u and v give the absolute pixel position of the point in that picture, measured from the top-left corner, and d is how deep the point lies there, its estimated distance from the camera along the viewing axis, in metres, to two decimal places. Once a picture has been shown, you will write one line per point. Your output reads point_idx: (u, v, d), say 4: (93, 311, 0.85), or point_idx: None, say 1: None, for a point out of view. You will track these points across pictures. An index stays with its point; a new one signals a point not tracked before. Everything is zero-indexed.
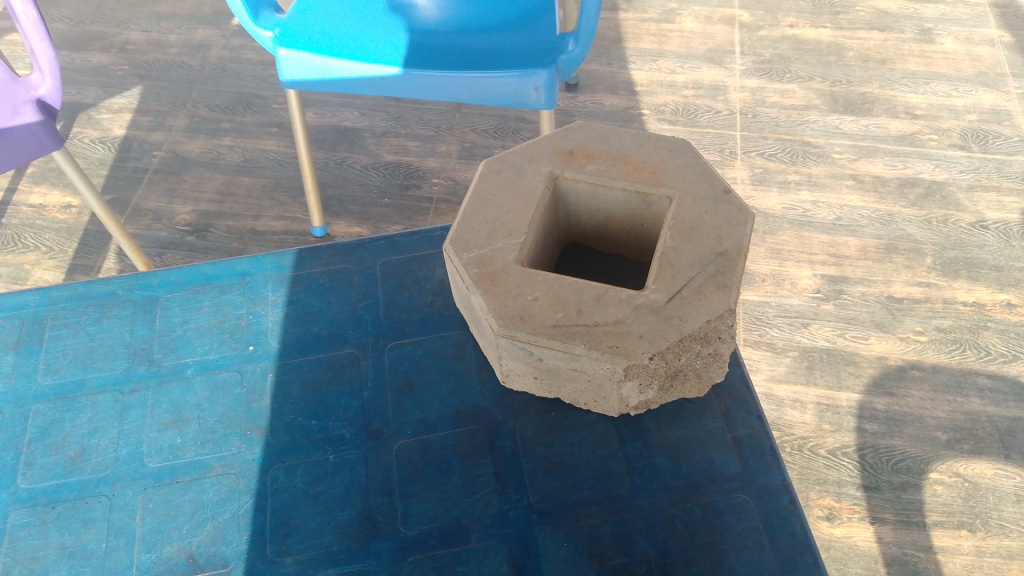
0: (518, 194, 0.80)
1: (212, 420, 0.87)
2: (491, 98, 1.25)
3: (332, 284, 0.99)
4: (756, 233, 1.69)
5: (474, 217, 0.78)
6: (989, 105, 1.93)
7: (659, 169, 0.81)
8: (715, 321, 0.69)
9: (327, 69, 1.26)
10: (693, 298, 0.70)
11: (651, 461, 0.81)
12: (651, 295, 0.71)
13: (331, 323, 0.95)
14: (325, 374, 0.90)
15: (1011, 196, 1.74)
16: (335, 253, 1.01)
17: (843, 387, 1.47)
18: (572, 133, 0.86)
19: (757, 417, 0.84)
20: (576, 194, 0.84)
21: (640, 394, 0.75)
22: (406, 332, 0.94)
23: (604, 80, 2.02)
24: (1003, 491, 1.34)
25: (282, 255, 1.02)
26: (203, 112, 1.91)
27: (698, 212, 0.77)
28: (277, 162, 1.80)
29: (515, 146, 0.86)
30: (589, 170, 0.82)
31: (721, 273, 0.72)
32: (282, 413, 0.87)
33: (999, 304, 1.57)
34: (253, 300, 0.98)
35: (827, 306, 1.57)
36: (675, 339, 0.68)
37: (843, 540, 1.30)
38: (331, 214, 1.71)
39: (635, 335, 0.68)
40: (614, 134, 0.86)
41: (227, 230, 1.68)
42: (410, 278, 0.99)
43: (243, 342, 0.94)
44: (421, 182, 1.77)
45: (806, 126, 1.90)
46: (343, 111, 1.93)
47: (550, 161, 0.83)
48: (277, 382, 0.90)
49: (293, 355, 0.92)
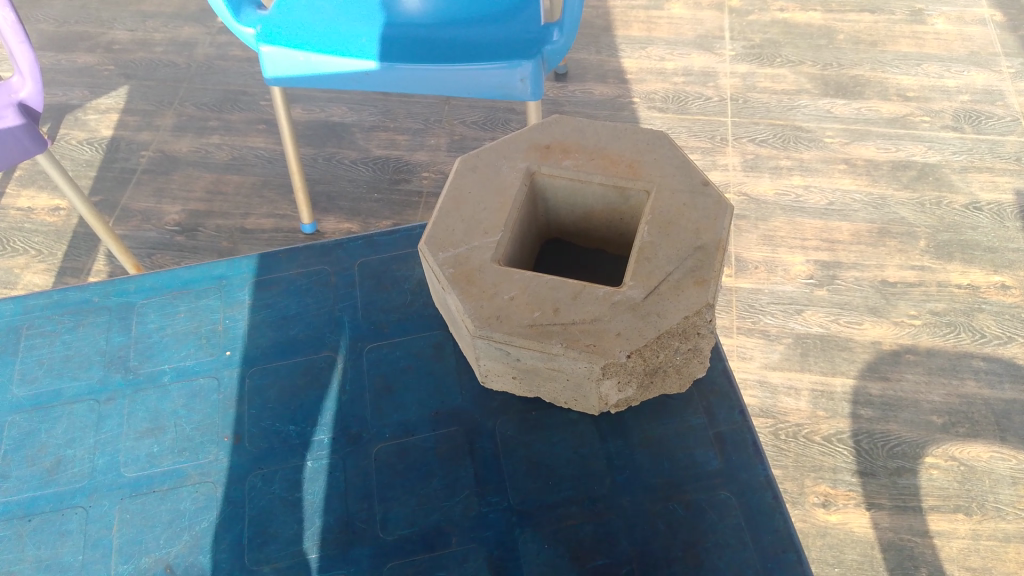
0: (494, 192, 0.79)
1: (189, 428, 0.87)
2: (476, 91, 1.25)
3: (311, 286, 0.98)
4: (748, 220, 1.69)
5: (450, 216, 0.77)
6: (982, 85, 1.92)
7: (636, 163, 0.80)
8: (693, 317, 0.69)
9: (311, 65, 1.26)
10: (671, 293, 0.70)
11: (632, 459, 0.81)
12: (628, 292, 0.70)
13: (308, 327, 0.94)
14: (302, 378, 0.90)
15: (1005, 176, 1.75)
16: (313, 254, 1.01)
17: (838, 372, 1.49)
18: (549, 127, 0.85)
19: (739, 412, 0.83)
20: (553, 189, 0.83)
21: (619, 394, 0.74)
22: (385, 333, 0.93)
23: (593, 69, 2.01)
24: (999, 473, 1.37)
25: (258, 257, 1.01)
26: (191, 111, 1.90)
27: (676, 205, 0.76)
28: (265, 159, 1.80)
29: (491, 142, 0.84)
30: (565, 165, 0.81)
31: (699, 267, 0.71)
32: (260, 419, 0.87)
33: (993, 286, 1.59)
34: (230, 304, 0.97)
35: (820, 292, 1.59)
36: (653, 336, 0.67)
37: (839, 526, 1.33)
38: (321, 211, 1.71)
39: (612, 333, 0.68)
40: (591, 128, 0.85)
41: (217, 229, 1.68)
42: (389, 278, 0.98)
43: (221, 347, 0.93)
44: (411, 176, 1.77)
45: (797, 110, 1.89)
46: (331, 106, 1.92)
47: (527, 157, 0.82)
48: (254, 388, 0.89)
49: (272, 358, 0.92)
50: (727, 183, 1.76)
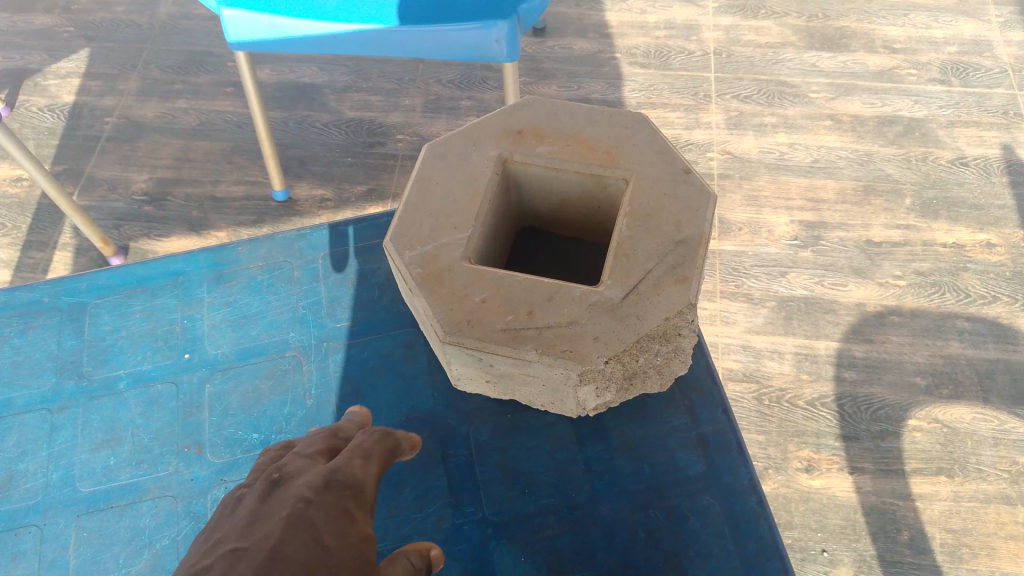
0: (464, 182, 0.75)
1: (147, 438, 0.92)
2: (449, 53, 1.21)
3: (271, 281, 1.03)
4: (732, 180, 1.66)
5: (417, 209, 0.74)
6: (970, 36, 1.87)
7: (614, 148, 0.77)
8: (675, 317, 0.66)
9: (276, 28, 1.21)
10: (651, 293, 0.67)
11: (612, 464, 0.87)
12: (606, 291, 0.67)
13: (269, 327, 0.99)
14: (267, 381, 0.94)
15: (992, 131, 1.72)
16: (274, 249, 1.05)
17: (822, 335, 1.47)
18: (523, 109, 0.81)
19: (723, 413, 0.89)
20: (528, 177, 0.80)
21: (597, 400, 0.72)
22: (352, 333, 0.97)
23: (572, 23, 1.94)
24: (981, 434, 1.37)
25: (214, 254, 1.05)
26: (156, 74, 1.83)
27: (657, 195, 0.73)
28: (234, 124, 1.74)
29: (460, 127, 0.80)
30: (540, 152, 0.77)
31: (681, 263, 0.68)
32: (220, 427, 0.92)
33: (979, 244, 1.57)
34: (187, 305, 1.02)
35: (804, 254, 1.56)
36: (632, 339, 0.65)
37: (821, 492, 1.33)
38: (293, 177, 1.66)
39: (589, 337, 0.65)
40: (567, 110, 0.81)
41: (186, 197, 1.63)
42: (355, 272, 1.02)
43: (180, 350, 0.99)
44: (385, 138, 1.72)
45: (782, 65, 1.84)
46: (301, 66, 1.85)
47: (498, 143, 0.78)
48: (213, 394, 0.94)
49: (232, 362, 0.97)
50: (710, 141, 1.72)
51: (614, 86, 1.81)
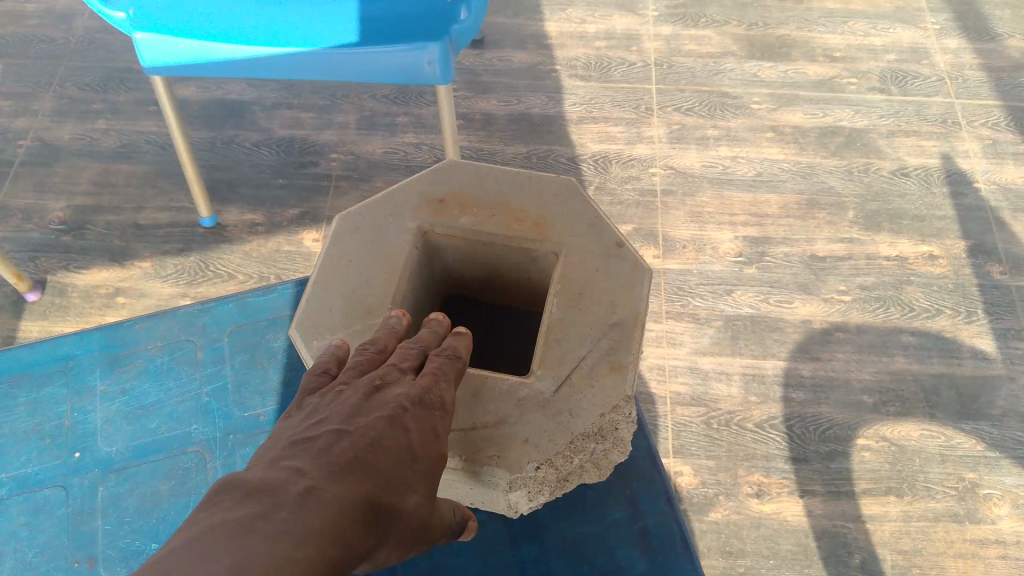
0: (379, 259, 0.74)
1: (32, 554, 0.88)
2: (380, 76, 1.14)
3: (171, 364, 1.01)
4: (675, 196, 1.63)
5: (328, 291, 0.72)
6: (907, 43, 1.88)
7: (543, 219, 0.77)
8: (609, 413, 0.66)
9: (193, 52, 1.12)
10: (584, 385, 0.67)
11: (549, 566, 0.86)
12: (537, 385, 0.67)
13: (170, 418, 0.97)
14: (167, 482, 0.92)
15: (931, 140, 1.72)
16: (176, 325, 1.03)
17: (769, 355, 1.45)
18: (444, 176, 0.81)
19: (666, 502, 0.88)
20: (450, 247, 0.79)
21: (531, 502, 0.69)
22: (260, 422, 0.95)
23: (510, 33, 1.89)
24: (929, 451, 1.36)
25: (107, 335, 1.03)
26: (72, 92, 1.73)
27: (588, 272, 0.74)
28: (157, 146, 1.65)
29: (376, 195, 0.79)
30: (463, 223, 0.77)
31: (615, 350, 0.69)
32: (116, 536, 0.89)
33: (921, 256, 1.56)
34: (79, 394, 0.99)
35: (749, 271, 1.54)
36: (565, 440, 0.64)
37: (773, 517, 1.31)
38: (220, 201, 1.58)
39: (519, 440, 0.64)
40: (491, 176, 0.81)
41: (106, 226, 1.54)
42: (263, 350, 1.00)
43: (71, 448, 0.96)
44: (318, 158, 1.65)
45: (723, 75, 1.82)
46: (228, 83, 1.77)
47: (417, 213, 0.78)
48: (107, 497, 0.92)
49: (128, 460, 0.94)
50: (653, 156, 1.69)
51: (555, 100, 1.77)
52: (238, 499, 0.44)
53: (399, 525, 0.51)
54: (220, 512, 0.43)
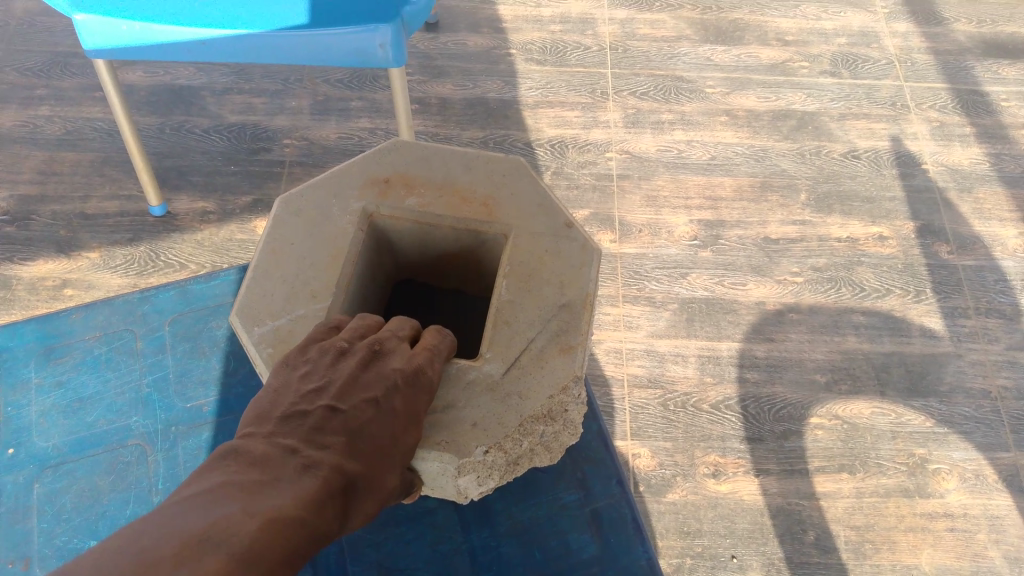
0: (322, 241, 0.74)
1: None
2: (330, 59, 1.13)
3: (110, 355, 0.99)
4: (630, 180, 1.64)
5: (269, 277, 0.72)
6: (858, 27, 1.90)
7: (490, 200, 0.78)
8: (559, 394, 0.68)
9: (137, 33, 1.09)
10: (534, 367, 0.69)
11: (498, 551, 0.86)
12: (486, 367, 0.68)
13: (109, 410, 0.95)
14: (108, 476, 0.90)
15: (881, 123, 1.75)
16: (113, 315, 1.01)
17: (724, 336, 1.47)
18: (389, 156, 0.80)
19: (617, 485, 0.89)
20: (396, 230, 0.80)
21: (480, 487, 0.69)
22: (204, 413, 0.94)
23: (465, 17, 1.87)
24: (880, 429, 1.39)
25: (42, 326, 1.01)
26: (13, 77, 1.67)
27: (537, 253, 0.75)
28: (104, 133, 1.61)
29: (318, 176, 0.79)
30: (409, 205, 0.77)
31: (564, 331, 0.71)
32: (53, 533, 0.87)
33: (871, 237, 1.59)
34: (14, 388, 0.98)
35: (704, 254, 1.55)
36: (515, 423, 0.66)
37: (729, 496, 1.33)
38: (170, 189, 1.55)
39: (469, 424, 0.66)
40: (438, 157, 0.81)
41: (52, 216, 1.50)
42: (205, 339, 0.99)
43: (6, 443, 0.93)
44: (271, 144, 1.62)
45: (678, 59, 1.82)
46: (176, 67, 1.73)
47: (362, 195, 0.78)
48: (44, 494, 0.90)
49: (65, 455, 0.92)
50: (608, 141, 1.69)
51: (511, 84, 1.76)
52: (243, 466, 0.52)
53: (375, 500, 0.58)
54: (226, 475, 0.51)
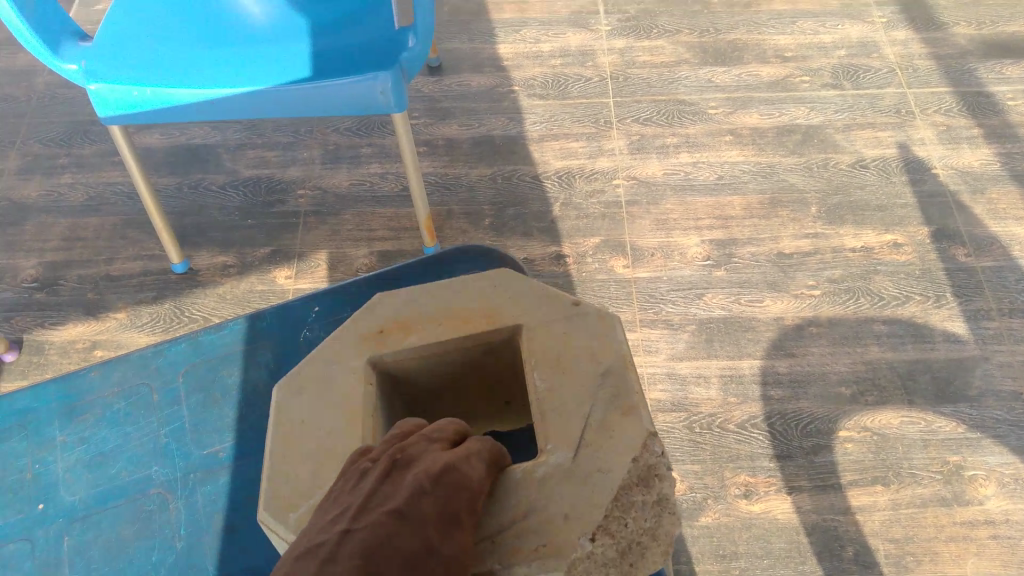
0: (334, 411, 0.75)
1: None
2: (333, 110, 1.16)
3: (128, 409, 1.02)
4: (639, 206, 1.65)
5: (288, 462, 0.72)
6: (856, 38, 1.91)
7: (489, 304, 0.82)
8: (641, 455, 0.69)
9: (148, 98, 1.13)
10: (605, 440, 0.70)
11: None
12: (554, 458, 0.69)
13: (130, 462, 0.97)
14: (133, 526, 0.93)
15: (886, 130, 1.75)
16: (129, 369, 1.03)
17: (744, 355, 1.47)
18: (373, 310, 0.83)
19: None
20: (408, 366, 0.82)
21: None
22: (221, 459, 0.95)
23: (467, 58, 1.91)
24: (910, 438, 1.38)
25: (62, 383, 1.03)
26: (37, 149, 1.73)
27: (559, 339, 0.78)
28: (125, 196, 1.66)
29: (307, 358, 0.80)
30: (413, 340, 0.80)
31: (620, 393, 0.73)
32: None
33: (886, 245, 1.59)
34: (40, 445, 1.00)
35: (719, 273, 1.56)
36: (608, 498, 0.67)
37: (762, 516, 1.31)
38: (190, 246, 1.59)
39: (561, 518, 0.66)
40: (421, 289, 0.84)
41: (79, 280, 1.55)
42: (218, 388, 1.01)
43: (34, 500, 0.96)
44: (285, 196, 1.66)
45: (678, 83, 1.84)
46: (191, 128, 1.78)
47: (360, 351, 0.79)
48: (72, 547, 0.92)
49: (90, 508, 0.94)
50: (615, 168, 1.71)
51: (516, 121, 1.79)
52: None
53: None
54: None
